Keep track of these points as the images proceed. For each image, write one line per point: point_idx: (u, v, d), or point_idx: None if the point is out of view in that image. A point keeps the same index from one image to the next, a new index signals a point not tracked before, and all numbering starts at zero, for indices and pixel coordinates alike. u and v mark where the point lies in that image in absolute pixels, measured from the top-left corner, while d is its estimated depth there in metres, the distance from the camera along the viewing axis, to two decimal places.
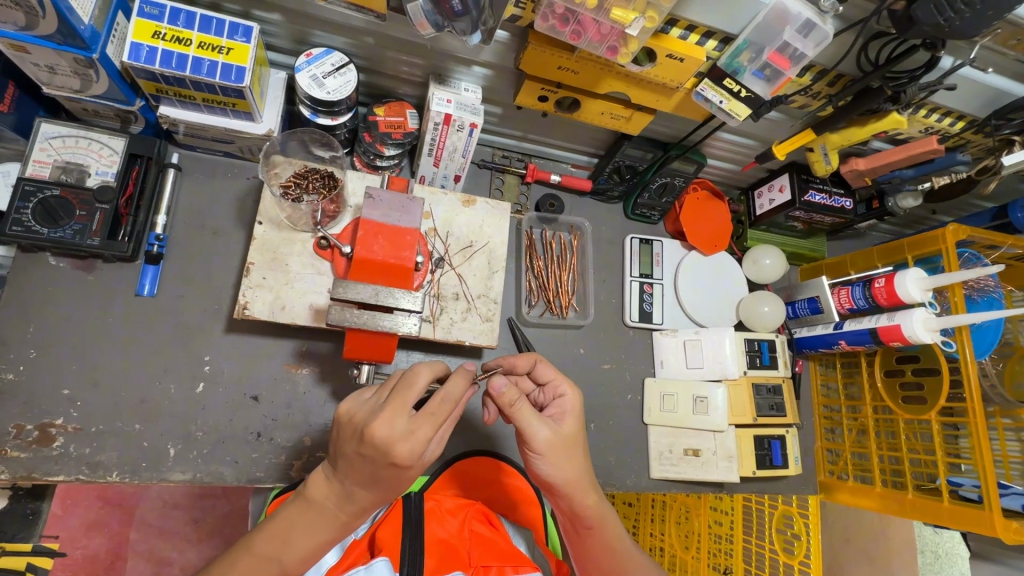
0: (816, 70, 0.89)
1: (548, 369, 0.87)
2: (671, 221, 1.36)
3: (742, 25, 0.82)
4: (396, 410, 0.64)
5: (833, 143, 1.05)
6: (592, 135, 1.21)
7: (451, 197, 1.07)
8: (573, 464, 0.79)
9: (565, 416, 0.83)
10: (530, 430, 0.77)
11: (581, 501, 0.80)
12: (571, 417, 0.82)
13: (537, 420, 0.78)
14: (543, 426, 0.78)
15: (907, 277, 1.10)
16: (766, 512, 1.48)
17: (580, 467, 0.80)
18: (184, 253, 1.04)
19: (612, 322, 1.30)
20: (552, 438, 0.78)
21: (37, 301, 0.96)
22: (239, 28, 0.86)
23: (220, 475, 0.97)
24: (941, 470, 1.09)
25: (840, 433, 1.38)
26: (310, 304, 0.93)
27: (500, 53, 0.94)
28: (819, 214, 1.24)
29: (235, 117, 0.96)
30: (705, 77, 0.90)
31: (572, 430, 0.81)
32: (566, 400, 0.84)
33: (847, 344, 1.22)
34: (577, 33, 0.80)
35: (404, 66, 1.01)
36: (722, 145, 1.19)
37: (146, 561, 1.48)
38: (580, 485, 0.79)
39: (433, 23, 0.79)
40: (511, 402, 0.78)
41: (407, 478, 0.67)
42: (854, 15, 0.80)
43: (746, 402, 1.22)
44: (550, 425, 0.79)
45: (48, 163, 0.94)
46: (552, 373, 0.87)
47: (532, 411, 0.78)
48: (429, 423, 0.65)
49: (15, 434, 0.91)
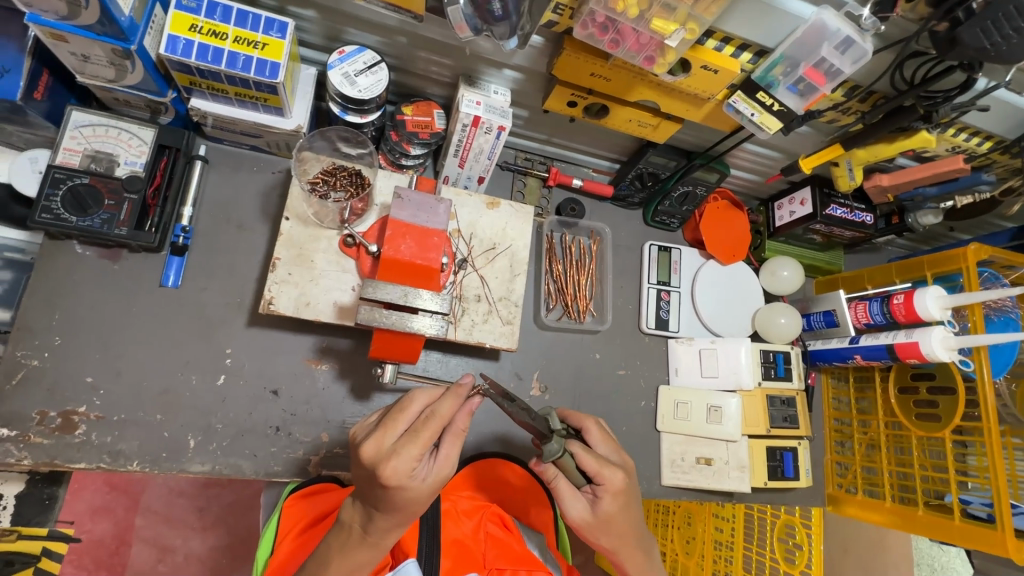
0: (849, 86, 0.89)
1: (590, 455, 0.80)
2: (690, 230, 1.36)
3: (779, 40, 0.82)
4: (384, 434, 0.69)
5: (859, 157, 1.05)
6: (616, 141, 1.21)
7: (475, 199, 1.07)
8: (613, 537, 0.82)
9: (606, 496, 0.80)
10: (565, 507, 0.81)
11: (626, 562, 0.86)
12: (611, 499, 0.80)
13: (573, 497, 0.81)
14: (577, 505, 0.81)
15: (926, 296, 1.10)
16: (768, 521, 1.48)
17: (620, 537, 0.83)
18: (208, 245, 1.04)
19: (630, 328, 1.30)
20: (588, 515, 0.81)
21: (62, 288, 0.96)
22: (274, 23, 0.86)
23: (239, 468, 0.98)
24: (953, 488, 1.09)
25: (850, 446, 1.37)
26: (334, 301, 0.94)
27: (533, 57, 0.94)
28: (840, 228, 1.25)
29: (265, 112, 0.97)
30: (738, 89, 0.90)
31: (613, 509, 0.81)
32: (606, 485, 0.80)
33: (862, 359, 1.22)
34: (616, 41, 0.80)
35: (434, 66, 1.01)
36: (746, 156, 1.20)
37: (150, 547, 1.53)
38: (624, 547, 0.84)
39: (472, 26, 0.79)
40: (551, 479, 0.82)
41: (406, 497, 0.69)
42: (895, 35, 0.79)
43: (759, 412, 1.23)
44: (586, 504, 0.81)
45: (78, 152, 0.94)
46: (594, 458, 0.80)
47: (571, 489, 0.81)
48: (414, 444, 0.68)
49: (39, 420, 0.91)
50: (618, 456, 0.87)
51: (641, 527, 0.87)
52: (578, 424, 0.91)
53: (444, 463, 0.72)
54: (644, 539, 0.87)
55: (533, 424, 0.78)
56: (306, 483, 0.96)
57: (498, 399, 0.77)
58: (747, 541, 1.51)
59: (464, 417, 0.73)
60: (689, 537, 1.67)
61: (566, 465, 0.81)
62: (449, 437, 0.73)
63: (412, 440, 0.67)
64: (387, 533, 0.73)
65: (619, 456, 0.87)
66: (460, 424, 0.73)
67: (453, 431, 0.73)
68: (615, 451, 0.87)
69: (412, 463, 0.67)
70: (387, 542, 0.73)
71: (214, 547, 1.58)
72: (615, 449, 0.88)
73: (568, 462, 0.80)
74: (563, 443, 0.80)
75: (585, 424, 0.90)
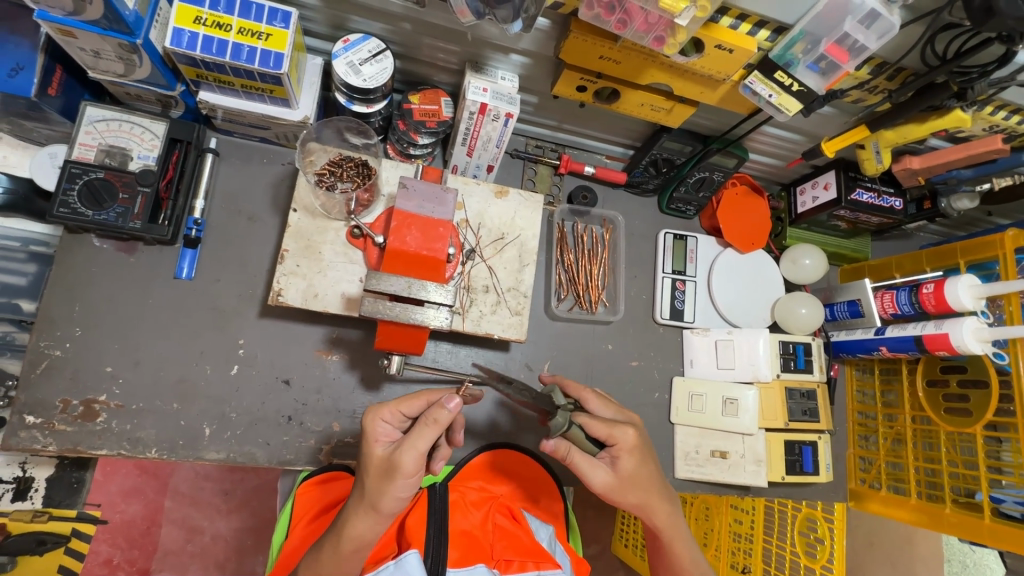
0: (875, 64, 0.84)
1: (597, 421, 0.81)
2: (707, 217, 1.32)
3: (799, 15, 0.77)
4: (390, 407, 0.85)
5: (887, 139, 0.99)
6: (629, 126, 1.18)
7: (483, 188, 1.06)
8: (637, 497, 0.81)
9: (623, 454, 0.80)
10: (588, 479, 0.80)
11: (656, 521, 0.85)
12: (629, 458, 0.80)
13: (592, 466, 0.79)
14: (599, 473, 0.79)
15: (958, 285, 1.05)
16: (789, 514, 1.45)
17: (647, 494, 0.82)
18: (221, 236, 1.05)
19: (645, 318, 1.27)
20: (613, 480, 0.80)
21: (81, 281, 0.98)
22: (279, 13, 0.86)
23: (253, 457, 1.00)
24: (984, 485, 1.05)
25: (876, 441, 1.32)
26: (342, 292, 0.94)
27: (540, 41, 0.92)
28: (866, 214, 1.19)
29: (272, 104, 0.97)
30: (755, 69, 0.86)
31: (633, 466, 0.80)
32: (621, 443, 0.80)
33: (888, 350, 1.17)
34: (623, 22, 0.76)
35: (440, 53, 1.00)
36: (766, 140, 1.15)
37: (179, 528, 1.59)
38: (654, 505, 0.84)
39: (474, 10, 0.77)
40: (564, 455, 0.80)
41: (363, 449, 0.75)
42: (925, 6, 0.74)
43: (777, 404, 1.20)
44: (607, 470, 0.80)
45: (93, 146, 0.96)
46: (601, 422, 0.81)
47: (587, 459, 0.80)
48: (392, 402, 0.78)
49: (62, 409, 0.94)
50: (624, 416, 0.88)
51: (664, 479, 0.86)
52: (577, 395, 0.92)
53: (402, 446, 0.71)
54: (666, 489, 0.86)
55: (533, 401, 0.85)
56: (314, 473, 0.97)
57: (493, 382, 0.85)
58: (767, 533, 1.47)
59: (437, 407, 0.71)
60: (706, 529, 1.64)
61: (576, 436, 0.83)
62: (418, 425, 0.71)
63: (392, 397, 0.78)
64: (351, 522, 0.73)
65: (624, 416, 0.89)
66: (433, 415, 0.71)
67: (424, 415, 0.71)
68: (619, 412, 0.88)
69: (381, 415, 0.77)
70: (350, 533, 0.73)
71: (240, 529, 1.64)
72: (619, 411, 0.89)
73: (577, 432, 0.82)
74: (568, 416, 0.83)
75: (585, 394, 0.91)
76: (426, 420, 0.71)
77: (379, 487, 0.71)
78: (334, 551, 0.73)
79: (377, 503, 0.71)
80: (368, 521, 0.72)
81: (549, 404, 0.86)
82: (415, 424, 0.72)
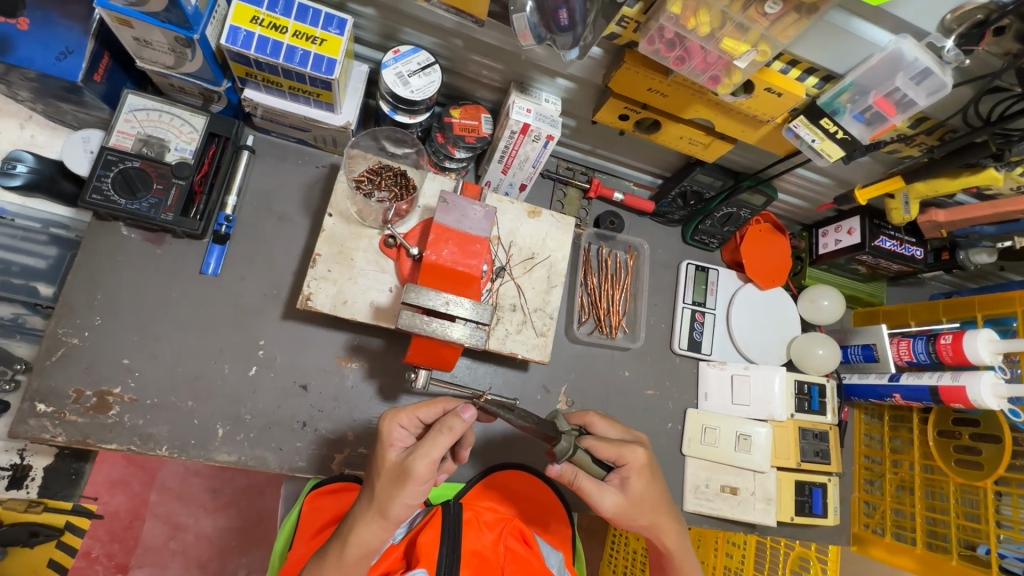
0: (917, 118, 0.86)
1: (604, 443, 0.82)
2: (729, 251, 1.33)
3: (850, 66, 0.79)
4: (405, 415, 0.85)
5: (918, 191, 1.01)
6: (662, 157, 1.19)
7: (517, 206, 1.06)
8: (647, 519, 0.81)
9: (632, 474, 0.80)
10: (598, 503, 0.79)
11: (665, 543, 0.85)
12: (638, 478, 0.80)
13: (601, 489, 0.79)
14: (608, 496, 0.79)
15: (977, 338, 1.06)
16: (781, 552, 1.40)
17: (656, 515, 0.82)
18: (248, 234, 1.04)
19: (662, 347, 1.27)
20: (623, 501, 0.79)
21: (105, 270, 0.97)
22: (334, 19, 0.86)
23: (264, 461, 0.98)
24: (994, 540, 1.05)
25: (881, 486, 1.32)
26: (371, 301, 0.93)
27: (590, 68, 0.93)
28: (887, 261, 1.20)
29: (316, 107, 0.96)
30: (801, 114, 0.87)
31: (642, 486, 0.80)
32: (629, 464, 0.81)
33: (901, 398, 1.18)
34: (681, 59, 0.77)
35: (485, 71, 1.00)
36: (795, 181, 1.17)
37: (163, 524, 1.55)
38: (662, 527, 0.84)
39: (535, 35, 0.77)
40: (572, 479, 0.79)
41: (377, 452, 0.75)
42: (975, 69, 0.76)
43: (790, 443, 1.20)
44: (616, 492, 0.80)
45: (131, 135, 0.95)
46: (609, 443, 0.82)
47: (596, 483, 0.79)
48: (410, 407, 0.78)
49: (74, 399, 0.92)
50: (630, 435, 0.88)
51: (672, 501, 0.86)
52: (582, 420, 0.92)
53: (416, 450, 0.70)
54: (675, 509, 0.86)
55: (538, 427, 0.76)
56: (325, 481, 0.95)
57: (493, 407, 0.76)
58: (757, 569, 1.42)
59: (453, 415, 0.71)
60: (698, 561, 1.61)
61: (582, 459, 0.80)
62: (433, 431, 0.71)
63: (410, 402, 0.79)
64: (357, 526, 0.72)
65: (630, 435, 0.89)
66: (448, 421, 0.71)
67: (440, 422, 0.71)
68: (625, 432, 0.89)
69: (398, 419, 0.78)
70: (356, 539, 0.71)
71: (225, 530, 1.60)
72: (625, 431, 0.90)
73: (584, 457, 0.80)
74: (573, 440, 0.78)
75: (590, 417, 0.91)
76: (440, 426, 0.71)
77: (389, 492, 0.70)
78: (337, 562, 0.71)
79: (386, 509, 0.70)
80: (373, 526, 0.71)
81: (552, 429, 0.78)
82: (430, 430, 0.71)
